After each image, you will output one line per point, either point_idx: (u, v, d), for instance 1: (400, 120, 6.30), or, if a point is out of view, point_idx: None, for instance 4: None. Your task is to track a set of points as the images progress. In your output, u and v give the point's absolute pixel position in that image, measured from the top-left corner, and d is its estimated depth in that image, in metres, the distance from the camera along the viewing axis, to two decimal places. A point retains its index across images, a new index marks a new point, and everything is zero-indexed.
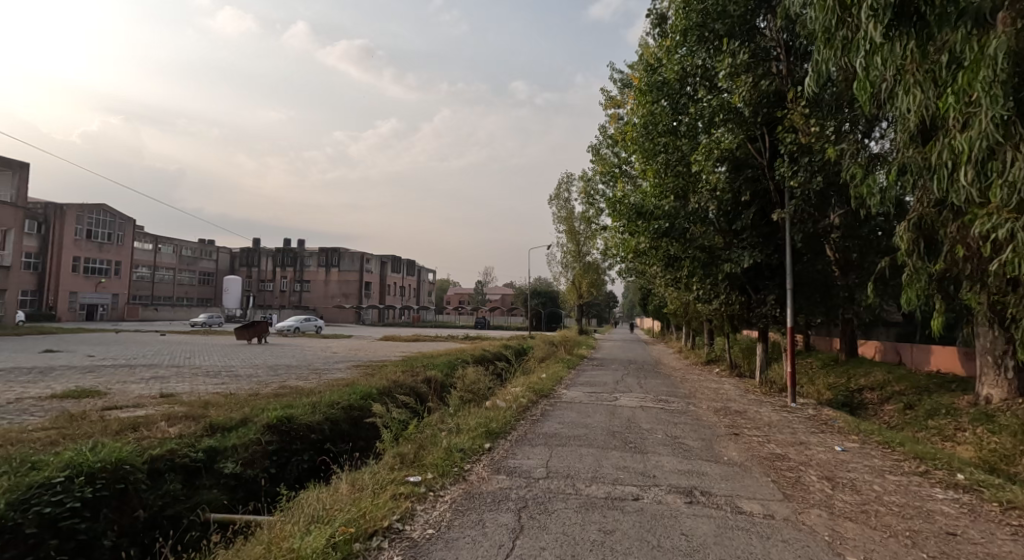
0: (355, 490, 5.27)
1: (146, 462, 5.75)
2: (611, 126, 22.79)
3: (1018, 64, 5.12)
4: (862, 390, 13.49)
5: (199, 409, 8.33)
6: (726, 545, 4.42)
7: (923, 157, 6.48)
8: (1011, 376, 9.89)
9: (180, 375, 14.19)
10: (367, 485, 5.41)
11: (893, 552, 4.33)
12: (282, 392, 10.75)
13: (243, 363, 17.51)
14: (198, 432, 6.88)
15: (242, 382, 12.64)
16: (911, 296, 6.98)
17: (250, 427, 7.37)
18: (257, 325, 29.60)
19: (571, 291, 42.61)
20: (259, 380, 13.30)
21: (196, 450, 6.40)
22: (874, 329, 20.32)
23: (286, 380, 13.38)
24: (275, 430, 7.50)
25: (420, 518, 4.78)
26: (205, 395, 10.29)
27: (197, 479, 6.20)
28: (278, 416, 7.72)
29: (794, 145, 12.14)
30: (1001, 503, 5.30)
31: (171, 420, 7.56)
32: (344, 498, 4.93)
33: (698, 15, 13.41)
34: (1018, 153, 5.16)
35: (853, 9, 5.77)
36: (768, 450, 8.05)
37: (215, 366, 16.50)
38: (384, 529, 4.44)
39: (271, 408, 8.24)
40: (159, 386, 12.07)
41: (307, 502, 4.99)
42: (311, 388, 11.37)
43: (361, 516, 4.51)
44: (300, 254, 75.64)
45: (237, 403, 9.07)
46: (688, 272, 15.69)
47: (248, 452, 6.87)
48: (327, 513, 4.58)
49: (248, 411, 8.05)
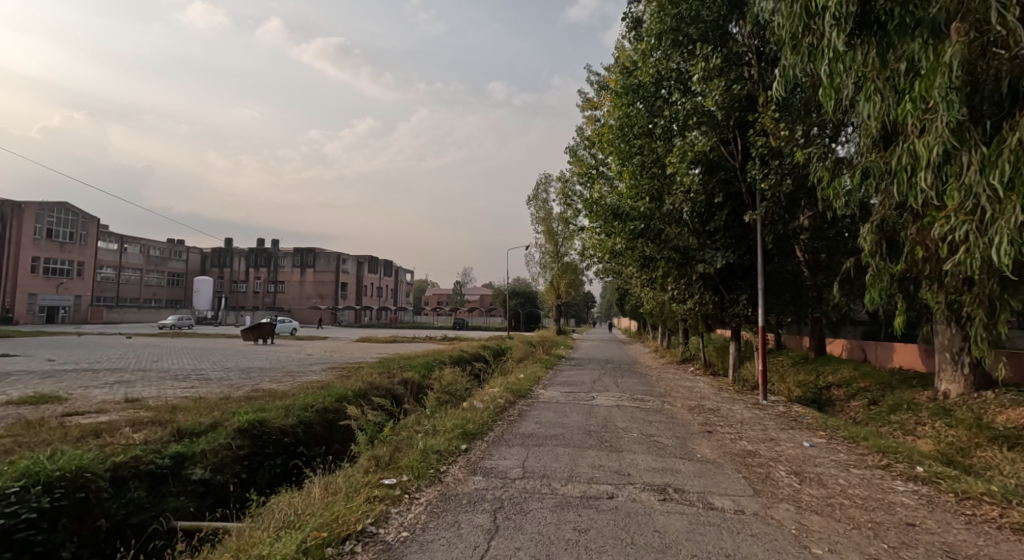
0: (329, 493, 5.26)
1: (109, 469, 5.64)
2: (588, 127, 23.00)
3: (971, 72, 5.34)
4: (830, 387, 13.84)
5: (167, 414, 8.19)
6: (698, 540, 4.52)
7: (884, 161, 6.70)
8: (969, 372, 10.25)
9: (148, 378, 13.92)
10: (341, 488, 5.40)
11: (856, 544, 4.47)
12: (254, 394, 10.63)
13: (213, 366, 17.21)
14: (165, 438, 6.74)
15: (211, 386, 12.42)
16: (873, 297, 7.18)
17: (221, 431, 7.27)
18: (264, 327, 32.03)
19: (549, 291, 43.01)
20: (229, 383, 13.11)
21: (163, 456, 6.29)
22: (842, 328, 20.94)
23: (260, 383, 13.21)
24: (247, 434, 7.41)
25: (395, 521, 4.79)
26: (173, 399, 10.10)
27: (164, 485, 6.09)
28: (250, 419, 7.62)
29: (764, 149, 12.46)
30: (956, 494, 5.50)
31: (136, 425, 7.41)
32: (317, 502, 4.90)
33: (673, 19, 13.74)
34: (972, 157, 5.37)
35: (817, 17, 5.97)
36: (739, 447, 8.21)
37: (185, 369, 16.21)
38: (358, 533, 4.43)
39: (242, 411, 8.15)
40: (125, 390, 11.82)
41: (278, 506, 4.95)
42: (285, 390, 11.25)
43: (334, 520, 4.49)
44: (274, 255, 74.55)
45: (206, 407, 8.89)
46: (663, 272, 16.05)
47: (217, 457, 6.77)
48: (298, 518, 4.54)
49: (220, 415, 7.96)
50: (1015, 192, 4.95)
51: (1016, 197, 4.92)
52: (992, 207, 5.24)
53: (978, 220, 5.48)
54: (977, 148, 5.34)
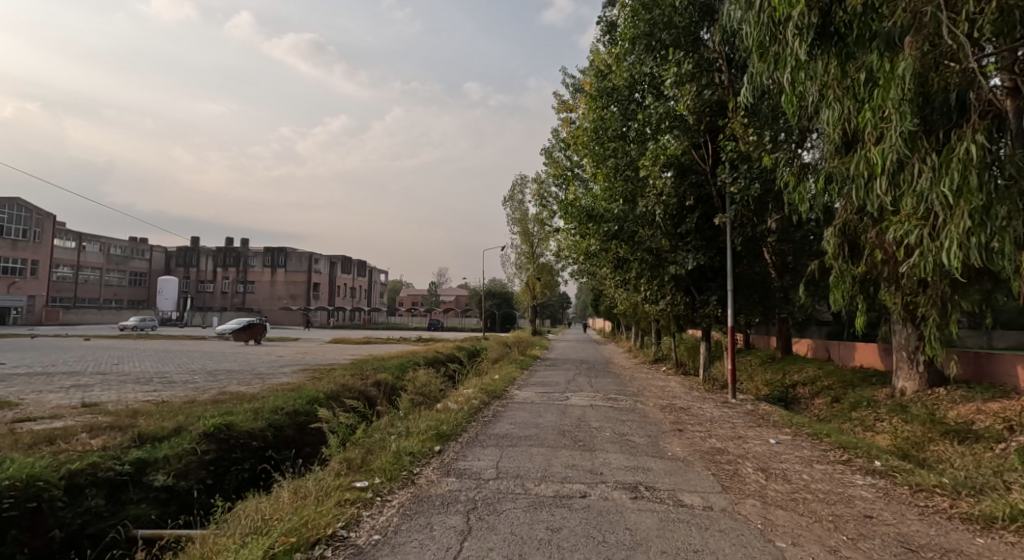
0: (298, 498, 5.23)
1: (64, 477, 5.53)
2: (564, 129, 23.19)
3: (922, 84, 5.65)
4: (796, 385, 14.22)
5: (127, 419, 8.00)
6: (668, 537, 4.63)
7: (846, 167, 6.99)
8: (923, 370, 10.64)
9: (107, 382, 13.54)
10: (311, 492, 5.37)
11: (817, 536, 4.65)
12: (221, 398, 10.43)
13: (178, 369, 16.84)
14: (125, 444, 6.60)
15: (174, 389, 12.15)
16: (836, 298, 7.44)
17: (185, 436, 7.17)
18: (255, 327, 32.46)
19: (525, 292, 43.26)
20: (195, 386, 12.85)
21: (122, 463, 6.16)
22: (808, 327, 21.56)
23: (227, 385, 12.98)
24: (213, 438, 7.31)
25: (366, 524, 4.79)
26: (133, 404, 9.86)
27: (124, 493, 5.96)
28: (216, 423, 7.52)
29: (734, 153, 12.81)
30: (911, 486, 5.74)
31: (93, 431, 7.23)
32: (286, 507, 4.87)
33: (646, 24, 13.93)
34: (923, 166, 5.67)
35: (781, 26, 6.27)
36: (709, 445, 8.40)
37: (147, 372, 15.82)
38: (328, 537, 4.41)
39: (208, 415, 8.01)
40: (83, 394, 11.49)
41: (244, 512, 4.91)
42: (253, 393, 11.09)
43: (303, 525, 4.47)
44: (244, 255, 72.75)
45: (169, 411, 8.70)
46: (637, 273, 16.32)
47: (182, 463, 6.66)
48: (265, 524, 4.51)
49: (184, 419, 7.81)
50: (963, 198, 5.26)
51: (963, 204, 5.25)
52: (944, 212, 5.53)
53: (929, 225, 5.79)
54: (928, 157, 5.64)
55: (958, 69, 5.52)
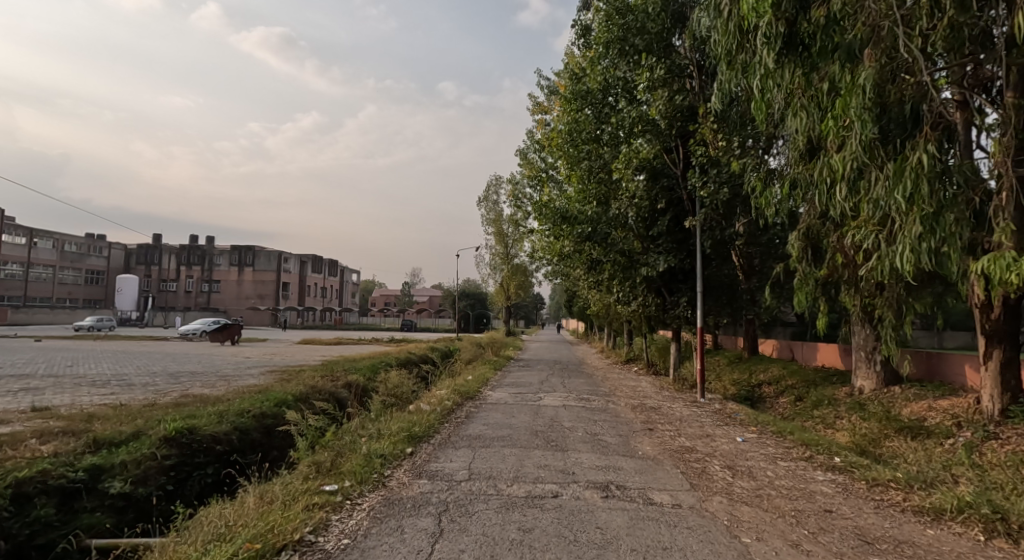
0: (264, 503, 5.17)
1: (10, 486, 5.37)
2: (539, 131, 23.34)
3: (881, 95, 5.91)
4: (761, 384, 14.61)
5: (82, 423, 7.75)
6: (638, 535, 4.74)
7: (809, 174, 7.24)
8: (880, 369, 11.06)
9: (61, 385, 13.09)
10: (278, 496, 5.32)
11: (781, 532, 4.81)
12: (183, 401, 10.20)
13: (138, 371, 16.37)
14: (78, 450, 6.42)
15: (133, 393, 11.81)
16: (799, 299, 7.71)
17: (145, 440, 7.01)
18: (231, 329, 32.14)
19: (499, 292, 43.44)
20: (156, 389, 12.52)
21: (75, 470, 6.00)
22: (773, 328, 22.21)
23: (191, 388, 12.67)
24: (174, 443, 7.16)
25: (335, 528, 4.76)
26: (88, 408, 9.56)
27: (77, 501, 5.80)
28: (177, 427, 7.38)
29: (704, 157, 13.11)
30: (868, 481, 5.98)
31: (44, 437, 6.98)
32: (250, 513, 4.81)
33: (620, 29, 14.16)
34: (881, 173, 5.93)
35: (749, 35, 6.50)
36: (678, 443, 8.60)
37: (104, 374, 15.34)
38: (295, 542, 4.36)
39: (169, 419, 7.84)
40: (33, 398, 11.08)
41: (207, 518, 4.82)
42: (217, 396, 10.88)
43: (269, 531, 4.40)
44: (208, 252, 71.60)
45: (127, 415, 8.45)
46: (609, 275, 16.58)
47: (140, 469, 6.52)
48: (229, 531, 4.44)
49: (143, 423, 7.62)
50: (915, 205, 5.55)
51: (916, 211, 5.54)
52: (898, 217, 5.80)
53: (885, 230, 6.06)
54: (885, 165, 5.91)
55: (913, 81, 5.79)
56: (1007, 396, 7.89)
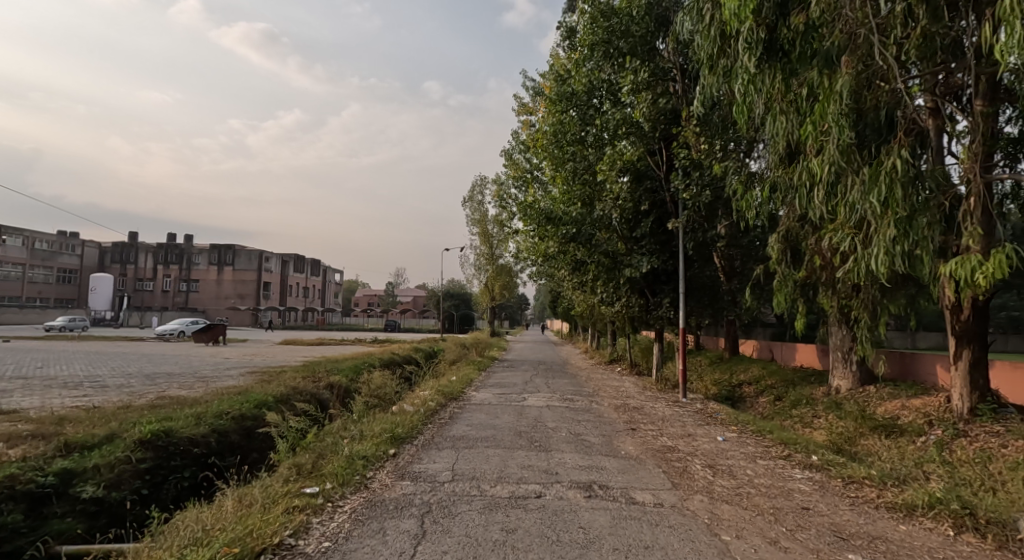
0: (243, 506, 5.11)
1: None
2: (524, 132, 23.39)
3: (857, 101, 6.06)
4: (742, 384, 14.82)
5: (54, 426, 7.59)
6: (620, 534, 4.79)
7: (789, 177, 7.37)
8: (856, 369, 11.28)
9: (31, 387, 12.79)
10: (257, 499, 5.27)
11: (760, 529, 4.90)
12: (160, 402, 10.04)
13: (112, 372, 16.06)
14: (48, 454, 6.31)
15: (107, 395, 11.59)
16: (778, 301, 7.85)
17: (119, 443, 6.90)
18: (215, 329, 31.91)
19: (484, 293, 43.48)
20: (131, 390, 12.31)
21: (45, 474, 5.90)
22: (754, 329, 22.55)
23: (168, 390, 12.49)
24: (150, 446, 7.06)
25: (315, 531, 4.72)
26: (60, 410, 9.36)
27: (46, 506, 5.70)
28: (153, 429, 7.26)
29: (686, 160, 13.25)
30: (844, 479, 6.12)
31: (12, 440, 6.81)
32: (228, 516, 4.74)
33: (604, 32, 14.31)
34: (857, 177, 6.07)
35: (731, 40, 6.61)
36: (660, 443, 8.70)
37: (77, 376, 15.02)
38: (275, 546, 4.30)
39: (145, 421, 7.71)
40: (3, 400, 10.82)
41: (183, 522, 4.73)
42: (195, 397, 10.73)
43: (248, 534, 4.33)
44: (187, 251, 70.51)
45: (101, 417, 8.26)
46: (594, 276, 16.71)
47: (113, 473, 6.43)
48: (206, 535, 4.36)
49: (118, 426, 7.48)
50: (890, 209, 5.69)
51: (890, 214, 5.69)
52: (873, 221, 5.94)
53: (861, 233, 6.20)
54: (861, 170, 6.05)
55: (888, 88, 5.95)
56: (976, 395, 8.12)
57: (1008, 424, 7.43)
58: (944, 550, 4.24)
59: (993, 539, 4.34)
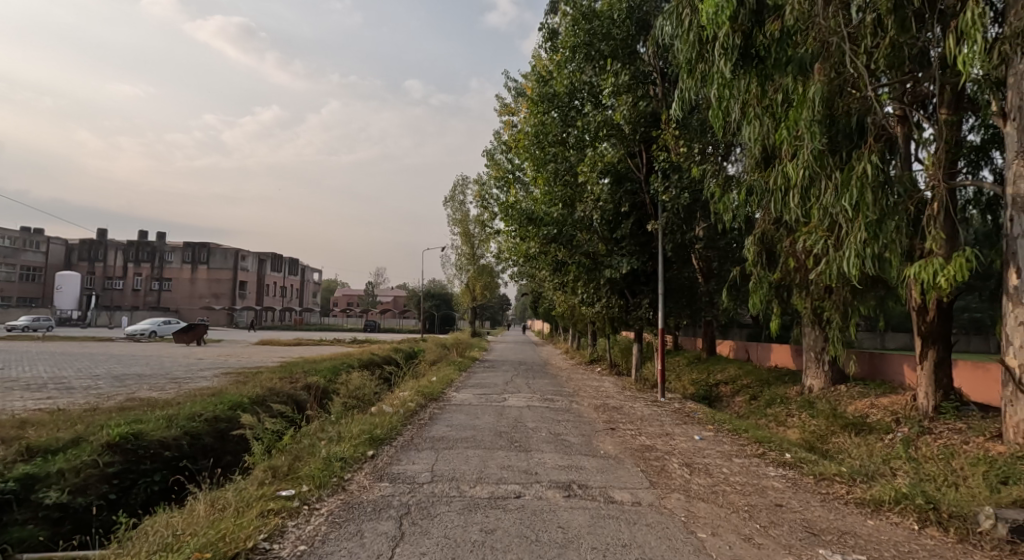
0: (216, 510, 5.03)
1: None
2: (505, 132, 23.44)
3: (830, 108, 6.23)
4: (719, 384, 15.06)
5: (17, 429, 7.37)
6: (598, 533, 4.85)
7: (764, 181, 7.53)
8: (828, 369, 11.55)
9: None
10: (231, 503, 5.19)
11: (735, 526, 5.00)
12: (129, 405, 9.82)
13: (80, 373, 15.64)
14: (10, 458, 6.17)
15: (74, 397, 11.30)
16: (753, 302, 8.00)
17: (85, 447, 6.75)
18: (194, 330, 31.47)
19: (465, 293, 43.41)
20: (101, 392, 12.03)
21: (5, 480, 5.78)
22: (730, 330, 22.93)
23: (139, 391, 12.21)
24: (117, 449, 6.91)
25: (290, 535, 4.65)
26: (24, 413, 9.10)
27: (7, 514, 5.57)
28: (122, 432, 7.10)
29: (666, 163, 13.41)
30: (816, 476, 6.27)
31: None
32: (200, 521, 4.63)
33: (586, 34, 14.49)
34: (830, 181, 6.24)
35: (708, 46, 6.75)
36: (639, 442, 8.80)
37: (43, 377, 14.60)
38: (248, 550, 4.19)
39: (113, 423, 7.54)
40: None
41: (153, 527, 4.60)
42: (167, 399, 10.53)
43: (221, 538, 4.21)
44: (160, 249, 68.97)
45: (67, 419, 8.04)
46: (574, 276, 16.83)
47: (79, 478, 6.29)
48: (177, 539, 4.22)
49: (85, 429, 7.30)
50: (860, 212, 5.88)
51: (861, 218, 5.86)
52: (845, 224, 6.12)
53: (834, 236, 6.36)
54: (833, 174, 6.23)
55: (858, 95, 6.12)
56: (940, 393, 8.39)
57: (970, 422, 7.69)
58: (909, 543, 4.39)
59: (955, 532, 4.50)
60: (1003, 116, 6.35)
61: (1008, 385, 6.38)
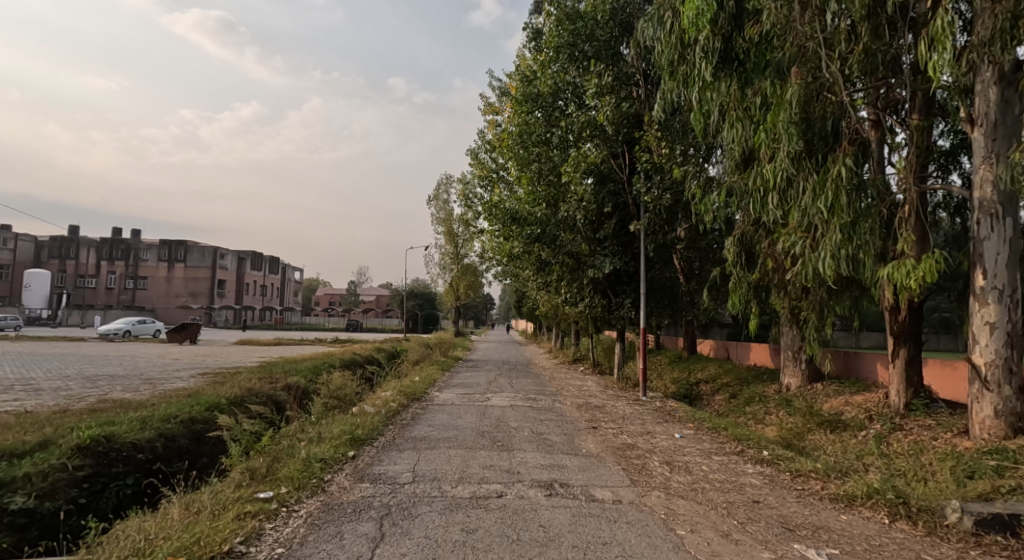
0: (191, 513, 4.98)
1: None
2: (489, 131, 23.44)
3: (807, 110, 6.35)
4: (700, 382, 15.24)
5: None
6: (579, 531, 4.90)
7: (744, 182, 7.65)
8: (805, 368, 11.75)
9: None
10: (207, 506, 5.13)
11: (713, 523, 5.08)
12: (102, 406, 9.62)
13: (50, 375, 15.26)
14: None
15: (44, 399, 11.03)
16: (732, 301, 8.13)
17: (54, 450, 6.59)
18: (185, 329, 31.36)
19: (449, 292, 43.27)
20: (71, 394, 11.76)
21: None
22: (711, 329, 23.23)
23: (111, 393, 11.95)
24: (88, 452, 6.77)
25: (267, 537, 4.61)
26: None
27: None
28: (93, 435, 6.98)
29: (648, 164, 13.50)
30: (793, 472, 6.39)
31: None
32: (175, 525, 4.58)
33: (570, 34, 14.66)
34: (807, 182, 6.37)
35: (689, 48, 6.85)
36: (620, 441, 8.87)
37: (11, 379, 14.23)
38: (224, 554, 4.15)
39: (84, 425, 7.41)
40: None
41: (125, 531, 4.52)
42: (141, 401, 10.34)
43: (196, 542, 4.16)
44: (134, 246, 67.57)
45: (36, 422, 7.86)
46: (557, 276, 16.90)
47: (47, 482, 6.14)
48: (149, 545, 4.15)
49: (54, 431, 7.14)
50: (835, 214, 6.02)
51: (836, 219, 6.00)
52: (821, 225, 6.25)
53: (811, 237, 6.48)
54: (810, 176, 6.36)
55: (834, 100, 6.25)
56: (910, 391, 8.61)
57: (939, 418, 7.90)
58: (880, 537, 4.50)
59: (923, 525, 4.63)
60: (970, 122, 6.54)
61: (974, 382, 6.56)
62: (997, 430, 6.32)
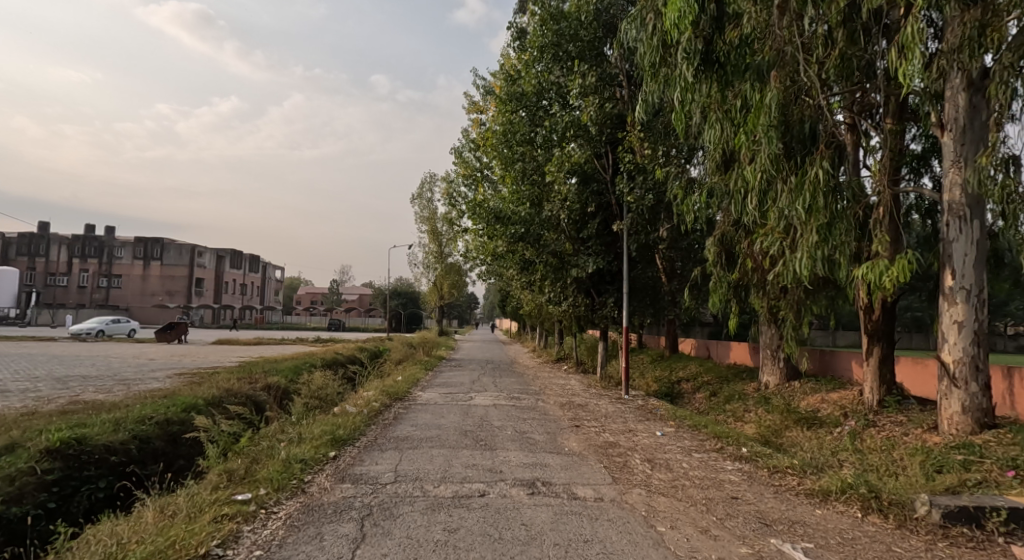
0: (166, 516, 4.92)
1: None
2: (474, 130, 23.39)
3: (785, 113, 6.46)
4: (681, 381, 15.42)
5: None
6: (560, 529, 4.94)
7: (724, 182, 7.77)
8: (783, 366, 11.95)
9: None
10: (182, 509, 5.09)
11: (692, 519, 5.15)
12: (73, 408, 9.42)
13: (20, 376, 14.87)
14: None
15: (13, 401, 10.74)
16: (712, 300, 8.25)
17: (24, 453, 6.43)
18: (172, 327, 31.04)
19: (433, 291, 43.19)
20: (41, 396, 11.48)
21: None
22: (693, 328, 23.49)
23: (84, 395, 11.70)
24: (58, 455, 6.64)
25: (245, 540, 4.59)
26: None
27: None
28: (64, 438, 6.86)
29: (631, 164, 13.61)
30: (770, 468, 6.52)
31: None
32: (149, 528, 4.52)
33: (554, 34, 14.71)
34: (785, 184, 6.49)
35: (671, 50, 6.95)
36: (602, 439, 8.95)
37: None
38: (200, 557, 4.12)
39: (55, 428, 7.27)
40: None
41: (96, 536, 4.46)
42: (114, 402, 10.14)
43: (170, 546, 4.13)
44: (109, 244, 66.16)
45: (4, 425, 7.67)
46: (541, 275, 16.95)
47: (15, 486, 5.88)
48: (122, 549, 4.10)
49: (23, 434, 6.99)
50: (812, 215, 6.15)
51: (814, 220, 6.14)
52: (798, 226, 6.37)
53: (789, 237, 6.60)
54: (788, 178, 6.47)
55: (812, 103, 6.38)
56: (883, 388, 8.82)
57: (910, 414, 8.11)
58: (852, 531, 4.61)
59: (894, 518, 4.75)
60: (940, 127, 6.72)
61: (943, 379, 6.75)
62: (964, 426, 6.52)
